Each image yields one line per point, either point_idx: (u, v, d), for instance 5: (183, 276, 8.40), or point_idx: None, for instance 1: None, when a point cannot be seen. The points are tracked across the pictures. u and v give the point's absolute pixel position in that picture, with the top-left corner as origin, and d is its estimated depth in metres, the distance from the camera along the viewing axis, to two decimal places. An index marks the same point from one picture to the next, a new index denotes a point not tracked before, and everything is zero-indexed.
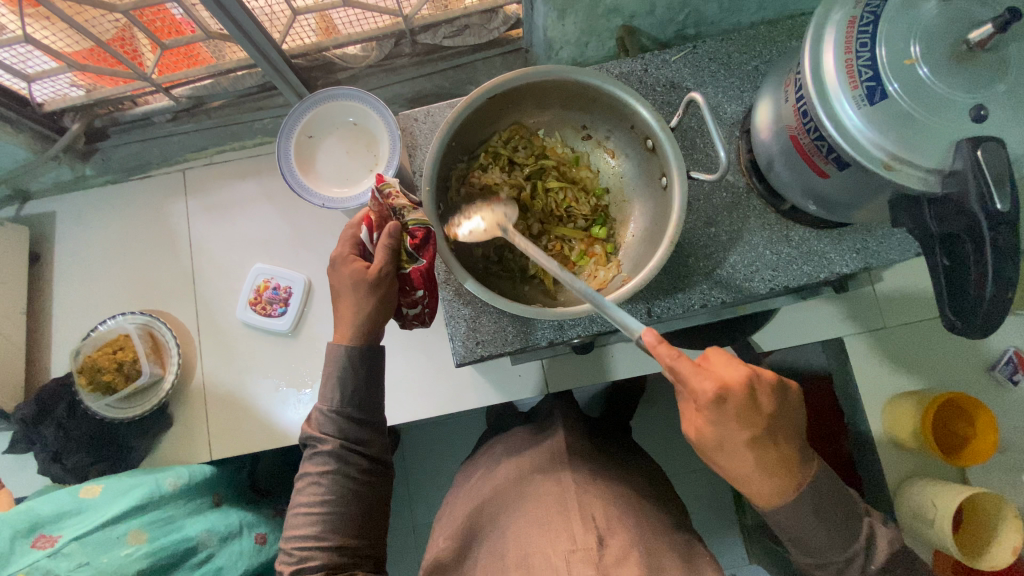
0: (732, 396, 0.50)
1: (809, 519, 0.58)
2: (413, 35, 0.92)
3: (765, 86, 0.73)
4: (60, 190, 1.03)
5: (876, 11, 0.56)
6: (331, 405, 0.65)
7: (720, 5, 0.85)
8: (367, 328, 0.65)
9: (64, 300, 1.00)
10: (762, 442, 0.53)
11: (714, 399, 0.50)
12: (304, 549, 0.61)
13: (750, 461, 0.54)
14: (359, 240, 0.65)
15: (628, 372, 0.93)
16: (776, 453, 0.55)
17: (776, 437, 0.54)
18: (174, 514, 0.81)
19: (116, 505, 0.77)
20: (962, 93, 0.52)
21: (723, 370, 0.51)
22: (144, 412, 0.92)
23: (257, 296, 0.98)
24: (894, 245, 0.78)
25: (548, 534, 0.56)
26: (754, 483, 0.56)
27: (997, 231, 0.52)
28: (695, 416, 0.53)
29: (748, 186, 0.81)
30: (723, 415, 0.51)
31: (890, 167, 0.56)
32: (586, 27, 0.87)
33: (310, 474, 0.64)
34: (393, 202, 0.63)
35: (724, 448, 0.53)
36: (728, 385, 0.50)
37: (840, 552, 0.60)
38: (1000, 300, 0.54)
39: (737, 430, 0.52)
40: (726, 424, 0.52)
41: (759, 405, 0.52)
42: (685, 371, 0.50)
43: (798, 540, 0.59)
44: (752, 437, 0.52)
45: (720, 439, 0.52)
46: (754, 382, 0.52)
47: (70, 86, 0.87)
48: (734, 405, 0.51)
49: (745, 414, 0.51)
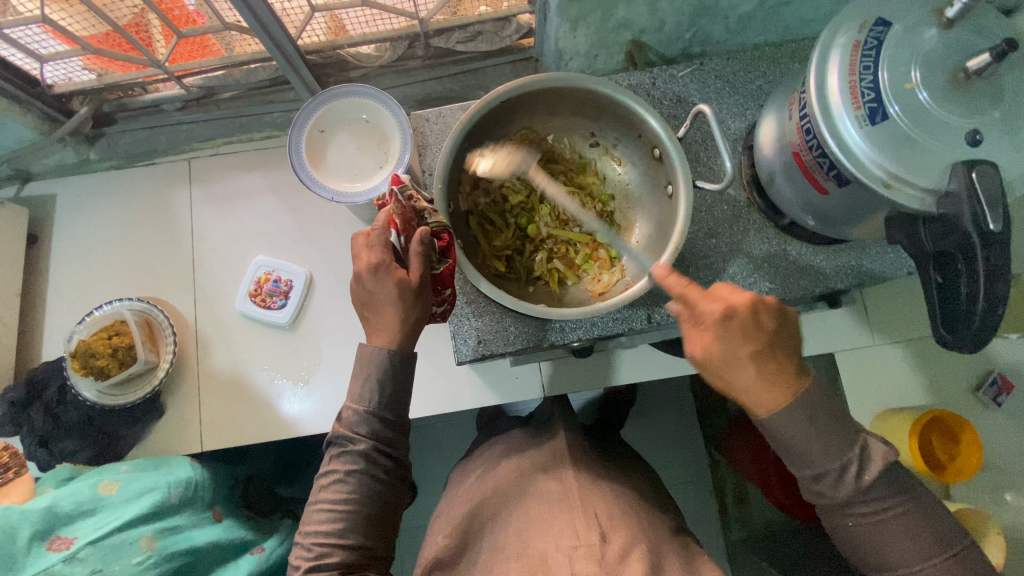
0: (733, 317, 0.53)
1: (801, 426, 0.54)
2: (427, 38, 0.94)
3: (769, 105, 0.76)
4: (63, 172, 1.02)
5: (880, 37, 0.58)
6: (368, 406, 0.62)
7: (726, 25, 0.88)
8: (410, 333, 0.63)
9: (61, 284, 1.00)
10: (763, 360, 0.53)
11: (719, 317, 0.53)
12: (323, 545, 0.60)
13: (755, 378, 0.53)
14: (391, 245, 0.62)
15: (624, 378, 0.95)
16: (777, 372, 0.54)
17: (775, 355, 0.54)
18: (180, 527, 0.79)
19: (127, 512, 0.75)
20: (959, 118, 0.55)
21: (729, 295, 0.54)
22: (134, 400, 0.91)
23: (257, 287, 0.98)
24: (888, 263, 0.80)
25: (551, 530, 0.57)
26: (754, 396, 0.54)
27: (988, 250, 0.55)
28: (699, 337, 0.55)
29: (748, 200, 0.83)
30: (728, 333, 0.53)
31: (890, 186, 0.57)
32: (596, 40, 0.89)
33: (336, 471, 0.61)
34: (417, 205, 0.65)
35: (728, 363, 0.53)
36: (733, 304, 0.53)
37: (832, 459, 0.55)
38: (990, 317, 0.56)
39: (739, 345, 0.53)
40: (730, 342, 0.53)
41: (760, 323, 0.53)
42: (695, 298, 0.55)
43: (786, 445, 0.56)
44: (755, 351, 0.53)
45: (725, 357, 0.53)
46: (756, 306, 0.54)
47: (82, 69, 0.88)
48: (738, 328, 0.53)
49: (745, 331, 0.53)
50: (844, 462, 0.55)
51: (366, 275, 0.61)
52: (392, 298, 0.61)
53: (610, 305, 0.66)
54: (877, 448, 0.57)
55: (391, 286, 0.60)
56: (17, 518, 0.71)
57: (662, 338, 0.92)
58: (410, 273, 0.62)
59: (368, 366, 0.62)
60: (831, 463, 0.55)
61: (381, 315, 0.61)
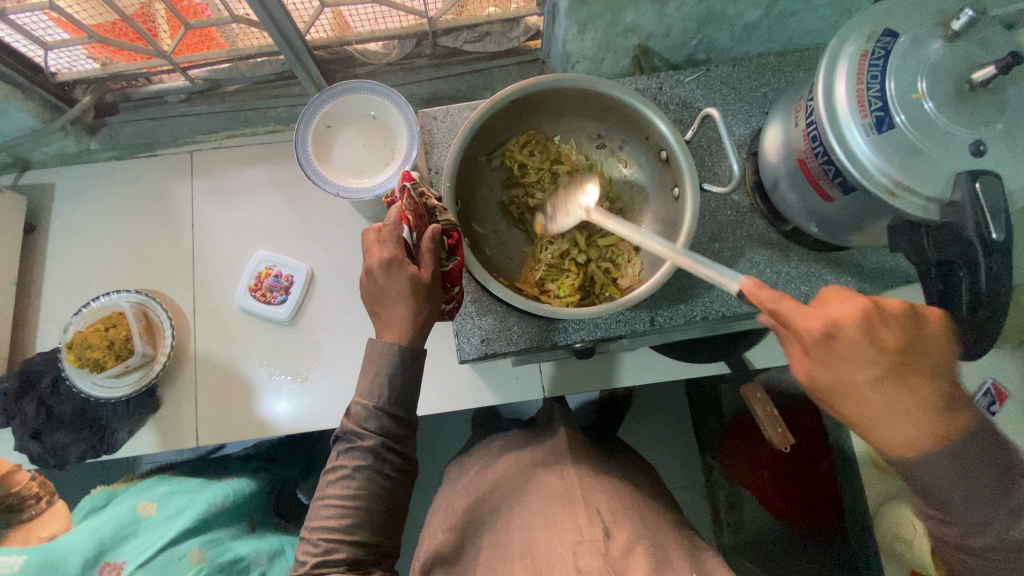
0: (843, 334, 0.46)
1: (945, 469, 0.48)
2: (435, 37, 0.94)
3: (774, 112, 0.76)
4: (62, 162, 1.01)
5: (887, 47, 0.59)
6: (377, 402, 0.62)
7: (732, 33, 0.89)
8: (421, 329, 0.62)
9: (58, 274, 0.99)
10: (892, 384, 0.46)
11: (820, 338, 0.46)
12: (330, 541, 0.59)
13: (880, 406, 0.47)
14: (403, 241, 0.63)
15: (625, 381, 0.96)
16: (916, 401, 0.47)
17: (913, 377, 0.47)
18: (224, 537, 0.79)
19: (172, 526, 0.76)
20: (963, 128, 0.56)
21: (836, 307, 0.47)
22: (130, 393, 0.90)
23: (257, 282, 0.97)
24: (887, 271, 0.82)
25: (555, 525, 0.57)
26: (883, 429, 0.48)
27: (990, 258, 0.56)
28: (801, 358, 0.48)
29: (751, 206, 0.84)
30: (832, 355, 0.46)
31: (894, 194, 0.58)
32: (604, 44, 0.89)
33: (343, 467, 0.61)
34: (428, 202, 0.65)
35: (841, 390, 0.47)
36: (839, 320, 0.46)
37: (978, 510, 0.48)
38: (991, 323, 0.57)
39: (856, 369, 0.46)
40: (841, 363, 0.46)
41: (879, 339, 0.46)
42: (789, 312, 0.47)
43: (926, 489, 0.50)
44: (877, 374, 0.46)
45: (836, 381, 0.47)
46: (874, 319, 0.46)
47: (85, 57, 0.87)
48: (852, 347, 0.46)
49: (862, 350, 0.46)
50: (994, 511, 0.48)
51: (378, 271, 0.61)
52: (404, 294, 0.61)
53: (617, 304, 0.66)
54: None
55: (403, 281, 0.60)
56: (63, 550, 0.69)
57: (661, 342, 0.93)
58: (422, 270, 0.62)
59: (374, 359, 0.62)
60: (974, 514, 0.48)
61: (392, 312, 0.61)
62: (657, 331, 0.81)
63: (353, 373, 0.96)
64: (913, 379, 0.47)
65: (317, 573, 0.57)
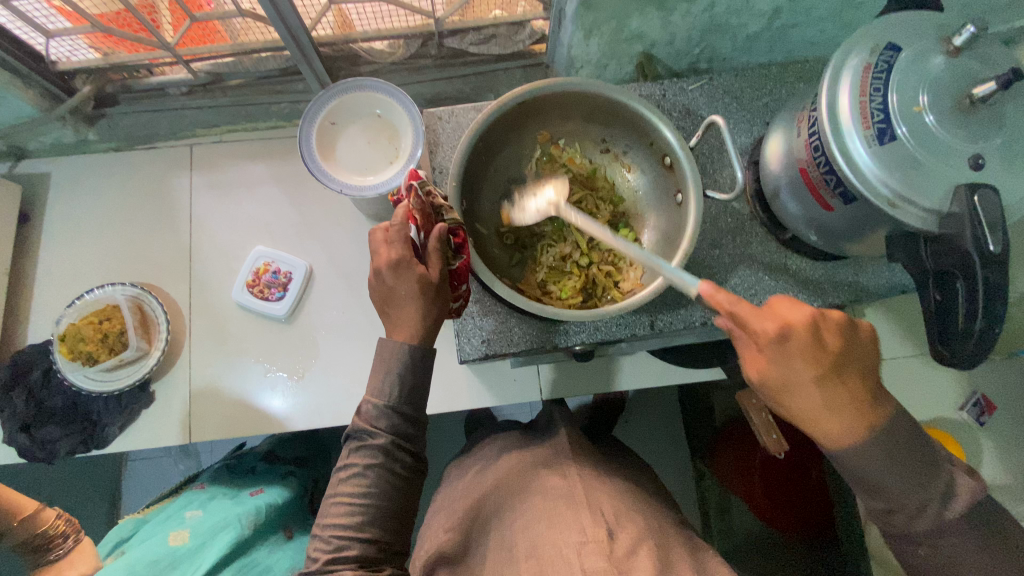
0: (793, 339, 0.50)
1: (877, 459, 0.52)
2: (440, 38, 0.95)
3: (776, 122, 0.77)
4: (59, 152, 1.00)
5: (890, 60, 0.60)
6: (388, 400, 0.61)
7: (735, 43, 0.90)
8: (429, 329, 0.62)
9: (52, 266, 0.97)
10: (829, 381, 0.50)
11: (774, 339, 0.50)
12: (341, 538, 0.59)
13: (821, 400, 0.51)
14: (410, 240, 0.62)
15: (623, 386, 0.97)
16: (847, 394, 0.51)
17: (846, 378, 0.51)
18: (258, 558, 0.81)
19: (209, 555, 0.77)
20: (963, 141, 0.57)
21: (786, 312, 0.51)
22: (123, 388, 0.89)
23: (255, 278, 0.96)
24: (884, 280, 0.83)
25: (560, 526, 0.57)
26: (822, 420, 0.51)
27: (988, 270, 0.56)
28: (756, 356, 0.52)
29: (751, 214, 0.84)
30: (786, 354, 0.50)
31: (895, 205, 0.59)
32: (608, 50, 0.90)
33: (355, 464, 0.61)
34: (435, 201, 0.65)
35: (790, 387, 0.51)
36: (792, 325, 0.50)
37: (910, 493, 0.53)
38: (987, 335, 0.58)
39: (801, 368, 0.50)
40: (790, 365, 0.50)
41: (825, 343, 0.50)
42: (745, 314, 0.51)
43: (865, 481, 0.54)
44: (818, 374, 0.50)
45: (786, 378, 0.51)
46: (819, 323, 0.51)
47: (85, 47, 0.86)
48: (801, 349, 0.50)
49: (809, 352, 0.50)
50: (926, 499, 0.53)
51: (386, 271, 0.61)
52: (412, 293, 0.61)
53: (620, 307, 0.66)
54: (964, 484, 0.54)
55: (412, 281, 0.60)
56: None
57: (660, 347, 0.94)
58: (430, 270, 0.62)
59: (384, 359, 0.62)
60: (908, 498, 0.53)
61: (401, 311, 0.61)
62: (656, 335, 0.82)
63: (350, 372, 0.95)
64: (849, 376, 0.51)
65: (328, 570, 0.57)
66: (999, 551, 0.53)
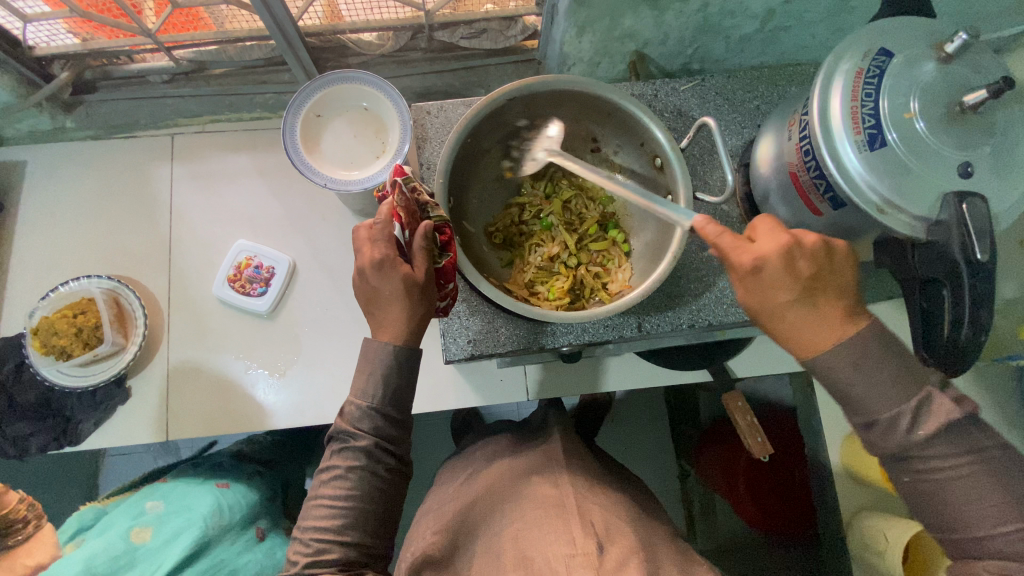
0: (766, 268, 0.51)
1: (846, 370, 0.51)
2: (431, 31, 0.93)
3: (767, 124, 0.76)
4: (35, 139, 0.97)
5: (882, 66, 0.59)
6: (372, 402, 0.60)
7: (728, 44, 0.89)
8: (415, 331, 0.61)
9: (26, 257, 0.94)
10: (803, 302, 0.52)
11: (748, 270, 0.52)
12: (322, 541, 0.57)
13: (798, 319, 0.53)
14: (394, 239, 0.61)
15: (610, 386, 0.96)
16: (818, 312, 0.52)
17: (822, 298, 0.52)
18: (222, 557, 0.81)
19: (169, 554, 0.77)
20: (951, 149, 0.56)
21: (763, 242, 0.52)
22: (98, 384, 0.87)
23: (236, 273, 0.94)
24: (873, 286, 0.83)
25: (549, 536, 0.58)
26: (799, 335, 0.53)
27: (975, 278, 0.57)
28: (736, 285, 0.54)
29: (741, 216, 0.84)
30: (760, 283, 0.52)
31: (883, 211, 0.59)
32: (601, 48, 0.89)
33: (337, 466, 0.60)
34: (421, 198, 0.62)
35: (770, 309, 0.53)
36: (765, 256, 0.51)
37: (884, 406, 0.50)
38: (971, 342, 0.59)
39: (775, 292, 0.52)
40: (762, 291, 0.53)
41: (799, 270, 0.51)
42: (725, 246, 0.53)
43: (840, 396, 0.53)
44: (790, 297, 0.52)
45: (763, 301, 0.53)
46: (795, 252, 0.51)
47: (64, 32, 0.84)
48: (771, 276, 0.52)
49: (781, 279, 0.52)
50: (897, 412, 0.50)
51: (370, 271, 0.59)
52: (396, 293, 0.59)
53: (608, 310, 0.65)
54: (942, 403, 0.49)
55: (396, 281, 0.59)
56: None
57: (647, 349, 0.94)
58: (415, 270, 0.61)
59: (369, 360, 0.60)
60: (884, 410, 0.50)
61: (385, 312, 0.60)
62: (644, 337, 0.81)
63: (333, 370, 0.93)
64: (823, 296, 0.52)
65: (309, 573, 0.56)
66: (988, 466, 0.48)
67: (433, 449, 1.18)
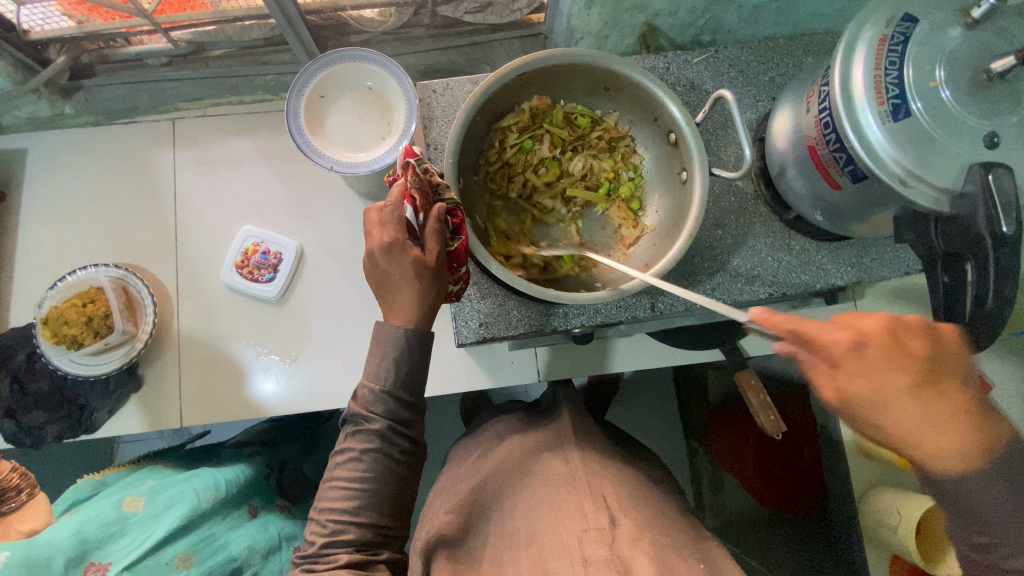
0: (873, 345, 0.42)
1: (974, 486, 0.46)
2: (434, 6, 0.90)
3: (784, 96, 0.73)
4: (36, 126, 0.96)
5: (906, 32, 0.55)
6: (384, 385, 0.60)
7: (740, 15, 0.85)
8: (428, 313, 0.61)
9: (32, 246, 0.94)
10: (921, 390, 0.43)
11: (851, 347, 0.42)
12: (337, 522, 0.58)
13: (920, 416, 0.43)
14: (405, 220, 0.59)
15: (621, 366, 0.96)
16: (943, 406, 0.43)
17: (940, 384, 0.43)
18: (216, 533, 0.74)
19: (163, 525, 0.70)
20: (978, 118, 0.52)
21: (858, 319, 0.43)
22: (109, 372, 0.87)
23: (244, 258, 0.94)
24: (887, 262, 0.81)
25: (562, 513, 0.58)
26: (930, 441, 0.44)
27: (1000, 252, 0.54)
28: (830, 374, 0.43)
29: (756, 193, 0.82)
30: (872, 367, 0.42)
31: (906, 184, 0.55)
32: (610, 20, 0.85)
33: (351, 449, 0.59)
34: (434, 179, 0.61)
35: (884, 402, 0.42)
36: (865, 330, 0.42)
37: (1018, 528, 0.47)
38: (995, 317, 0.57)
39: (892, 378, 0.42)
40: (875, 376, 0.42)
41: (909, 349, 0.43)
42: (816, 326, 0.41)
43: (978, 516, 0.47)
44: (913, 383, 0.42)
45: (874, 392, 0.42)
46: (898, 330, 0.43)
47: (59, 14, 0.83)
48: (885, 359, 0.42)
49: (893, 361, 0.42)
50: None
51: (379, 254, 0.59)
52: (407, 275, 0.58)
53: (620, 290, 0.64)
54: None
55: (406, 264, 0.58)
56: (45, 549, 0.62)
57: (660, 329, 0.93)
58: (426, 253, 0.59)
59: (381, 343, 0.60)
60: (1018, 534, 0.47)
61: (397, 296, 0.59)
62: (657, 317, 0.81)
63: (343, 355, 0.93)
64: (941, 385, 0.43)
65: (325, 553, 0.57)
66: None
67: (447, 431, 1.18)
